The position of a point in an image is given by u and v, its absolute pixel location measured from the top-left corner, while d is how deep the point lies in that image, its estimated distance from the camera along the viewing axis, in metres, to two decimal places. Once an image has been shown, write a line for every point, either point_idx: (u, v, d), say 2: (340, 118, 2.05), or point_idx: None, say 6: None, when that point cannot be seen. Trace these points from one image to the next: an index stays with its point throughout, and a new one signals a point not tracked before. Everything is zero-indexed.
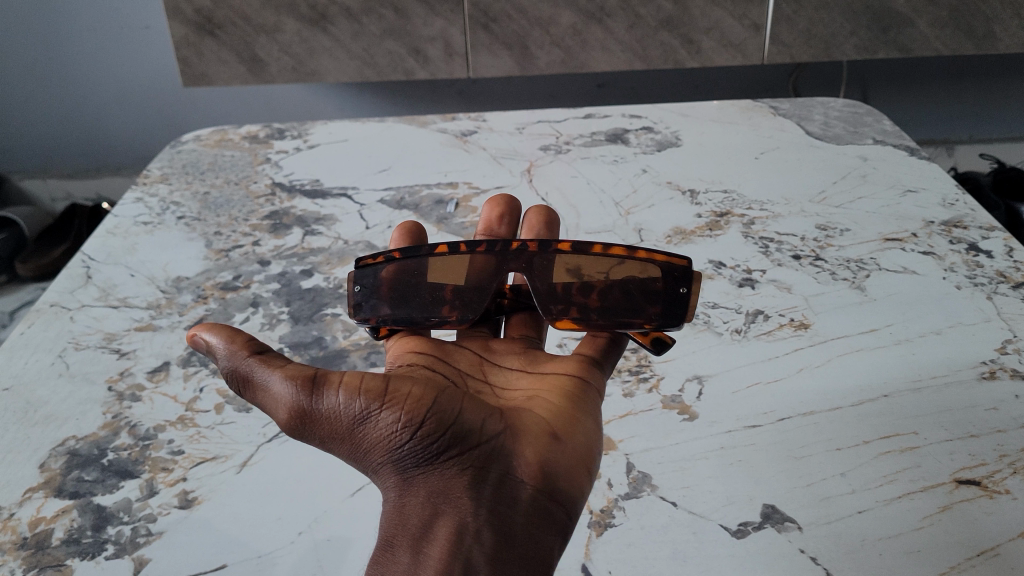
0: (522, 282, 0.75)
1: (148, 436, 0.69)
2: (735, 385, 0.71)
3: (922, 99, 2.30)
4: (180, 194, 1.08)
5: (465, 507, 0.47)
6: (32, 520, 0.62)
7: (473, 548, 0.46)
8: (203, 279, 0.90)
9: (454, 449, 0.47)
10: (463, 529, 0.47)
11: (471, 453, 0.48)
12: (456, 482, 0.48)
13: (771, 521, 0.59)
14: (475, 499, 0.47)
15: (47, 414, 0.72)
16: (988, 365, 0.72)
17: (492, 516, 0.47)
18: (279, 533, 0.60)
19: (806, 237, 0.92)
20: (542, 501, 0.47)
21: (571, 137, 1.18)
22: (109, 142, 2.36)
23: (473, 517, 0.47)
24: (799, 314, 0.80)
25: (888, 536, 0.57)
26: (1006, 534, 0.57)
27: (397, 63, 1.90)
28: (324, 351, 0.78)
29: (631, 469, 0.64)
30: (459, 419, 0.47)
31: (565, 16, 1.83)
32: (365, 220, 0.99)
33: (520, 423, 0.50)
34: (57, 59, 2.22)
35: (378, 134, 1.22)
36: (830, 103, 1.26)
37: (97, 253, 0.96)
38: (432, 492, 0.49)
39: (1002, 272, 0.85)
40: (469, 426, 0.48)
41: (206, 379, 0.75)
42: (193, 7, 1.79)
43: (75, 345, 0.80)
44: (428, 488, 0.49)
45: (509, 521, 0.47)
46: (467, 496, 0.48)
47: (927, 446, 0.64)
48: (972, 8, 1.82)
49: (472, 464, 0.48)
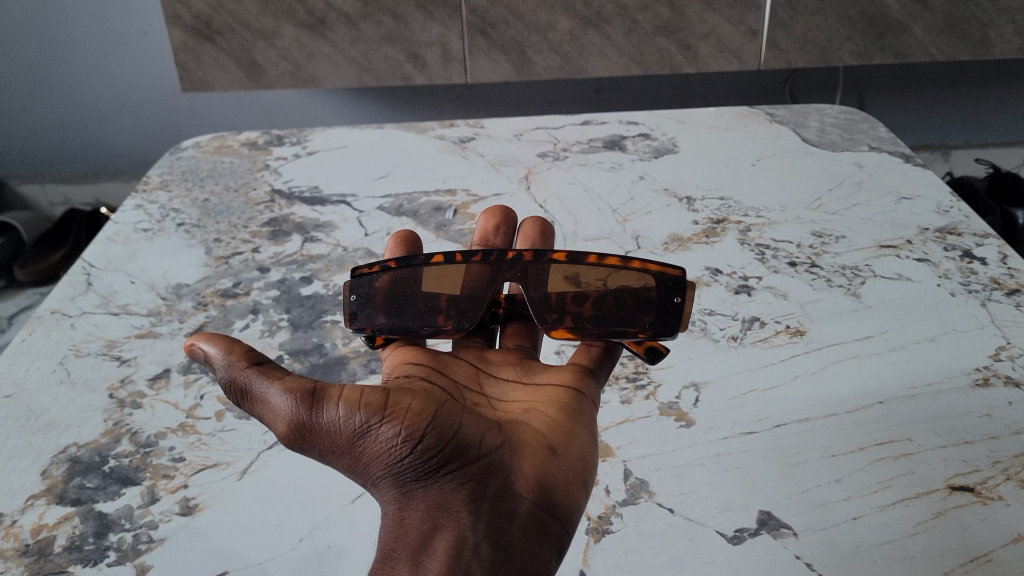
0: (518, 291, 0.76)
1: (149, 443, 0.70)
2: (732, 392, 0.72)
3: (918, 105, 2.31)
4: (179, 200, 1.09)
5: (464, 521, 0.48)
6: (35, 527, 0.63)
7: (471, 562, 0.47)
8: (203, 286, 0.91)
9: (454, 463, 0.48)
10: (462, 542, 0.47)
11: (469, 467, 0.48)
12: (454, 496, 0.49)
13: (768, 528, 0.59)
14: (473, 513, 0.48)
15: (48, 421, 0.72)
16: (981, 371, 0.73)
17: (490, 530, 0.47)
18: (280, 540, 0.60)
19: (802, 245, 0.93)
20: (538, 516, 0.48)
21: (568, 144, 1.18)
22: (108, 147, 2.37)
23: (472, 532, 0.47)
24: (795, 321, 0.80)
25: (884, 543, 0.58)
26: (1000, 540, 0.58)
27: (395, 68, 1.91)
28: (325, 358, 0.79)
29: (628, 476, 0.64)
30: (459, 433, 0.48)
31: (563, 23, 1.84)
32: (364, 227, 1.00)
33: (518, 437, 0.51)
34: (56, 65, 2.22)
35: (377, 140, 1.23)
36: (826, 110, 1.27)
37: (98, 260, 0.96)
38: (431, 506, 0.49)
39: (996, 279, 0.85)
40: (468, 440, 0.48)
41: (206, 386, 0.76)
42: (192, 12, 1.80)
43: (76, 352, 0.81)
44: (428, 502, 0.49)
45: (507, 535, 0.47)
46: (465, 510, 0.48)
47: (921, 452, 0.65)
48: (966, 14, 1.83)
49: (471, 479, 0.48)
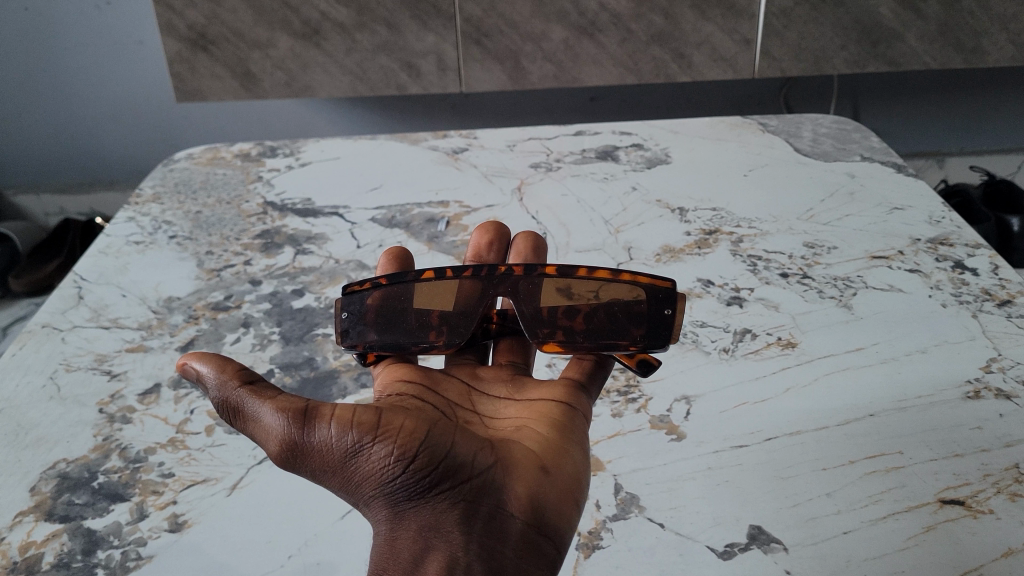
0: (510, 305, 0.76)
1: (139, 458, 0.70)
2: (723, 405, 0.72)
3: (912, 112, 2.31)
4: (172, 213, 1.08)
5: (456, 541, 0.48)
6: (23, 544, 0.62)
7: None
8: (194, 298, 0.90)
9: (446, 483, 0.48)
10: (454, 564, 0.47)
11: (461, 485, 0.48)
12: (446, 516, 0.48)
13: (758, 543, 0.59)
14: (466, 534, 0.48)
15: (38, 437, 0.72)
16: (973, 383, 0.73)
17: (482, 550, 0.48)
18: (268, 557, 0.60)
19: (794, 256, 0.93)
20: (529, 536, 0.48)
21: (561, 154, 1.19)
22: (104, 156, 2.36)
23: (464, 552, 0.47)
24: (786, 333, 0.80)
25: (874, 557, 0.58)
26: (991, 554, 0.57)
27: (389, 78, 1.91)
28: (316, 371, 0.79)
29: (618, 490, 0.64)
30: (451, 454, 0.47)
31: (557, 32, 1.84)
32: (356, 239, 1.00)
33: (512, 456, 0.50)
34: (52, 75, 2.22)
35: (370, 151, 1.23)
36: (819, 119, 1.27)
37: (90, 273, 0.96)
38: (423, 526, 0.49)
39: (988, 289, 0.85)
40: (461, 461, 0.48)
41: (196, 401, 0.75)
42: (186, 23, 1.80)
43: (67, 366, 0.81)
44: (420, 522, 0.49)
45: (499, 555, 0.47)
46: (457, 530, 0.48)
47: (912, 465, 0.65)
48: (960, 23, 1.84)
49: (463, 499, 0.48)
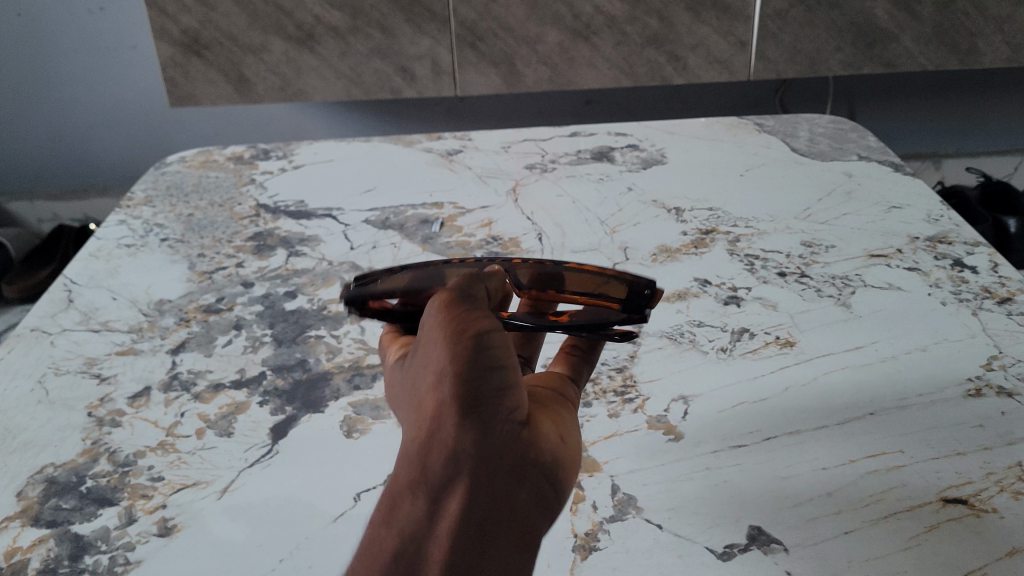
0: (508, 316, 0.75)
1: (128, 462, 0.68)
2: (721, 404, 0.71)
3: (908, 114, 2.31)
4: (164, 215, 1.07)
5: (474, 476, 0.45)
6: (9, 550, 0.61)
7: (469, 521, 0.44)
8: (185, 301, 0.89)
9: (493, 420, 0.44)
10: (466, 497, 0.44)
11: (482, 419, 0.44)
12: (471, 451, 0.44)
13: (758, 543, 0.58)
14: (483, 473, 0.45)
15: (25, 441, 0.71)
16: (973, 381, 0.72)
17: (493, 497, 0.45)
18: (259, 561, 0.59)
19: (792, 254, 0.92)
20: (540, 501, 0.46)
21: (556, 156, 1.18)
22: (97, 163, 2.35)
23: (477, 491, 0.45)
24: (785, 332, 0.79)
25: (875, 557, 0.57)
26: (994, 554, 0.57)
27: (384, 82, 1.90)
28: (308, 374, 0.78)
29: (616, 491, 0.63)
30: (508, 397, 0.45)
31: (552, 35, 1.84)
32: (350, 241, 0.99)
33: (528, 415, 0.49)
34: (45, 80, 2.21)
35: (364, 153, 1.22)
36: (816, 119, 1.26)
37: (80, 277, 0.95)
38: (451, 450, 0.45)
39: (987, 287, 0.85)
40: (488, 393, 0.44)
41: (187, 404, 0.74)
42: (180, 27, 1.79)
43: (55, 369, 0.80)
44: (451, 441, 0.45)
45: (508, 503, 0.45)
46: (476, 468, 0.45)
47: (913, 464, 0.64)
48: (954, 24, 1.84)
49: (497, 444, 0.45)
